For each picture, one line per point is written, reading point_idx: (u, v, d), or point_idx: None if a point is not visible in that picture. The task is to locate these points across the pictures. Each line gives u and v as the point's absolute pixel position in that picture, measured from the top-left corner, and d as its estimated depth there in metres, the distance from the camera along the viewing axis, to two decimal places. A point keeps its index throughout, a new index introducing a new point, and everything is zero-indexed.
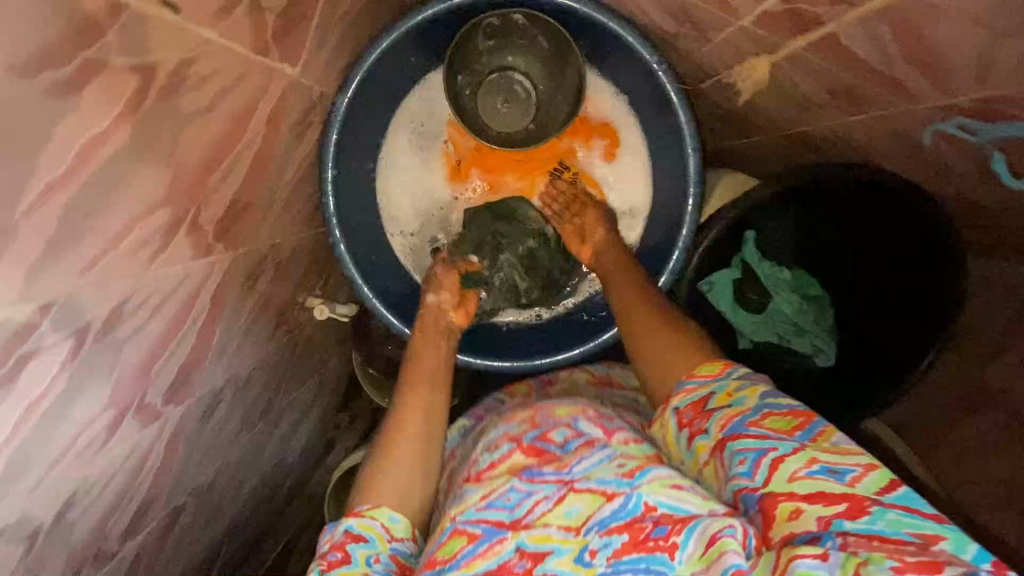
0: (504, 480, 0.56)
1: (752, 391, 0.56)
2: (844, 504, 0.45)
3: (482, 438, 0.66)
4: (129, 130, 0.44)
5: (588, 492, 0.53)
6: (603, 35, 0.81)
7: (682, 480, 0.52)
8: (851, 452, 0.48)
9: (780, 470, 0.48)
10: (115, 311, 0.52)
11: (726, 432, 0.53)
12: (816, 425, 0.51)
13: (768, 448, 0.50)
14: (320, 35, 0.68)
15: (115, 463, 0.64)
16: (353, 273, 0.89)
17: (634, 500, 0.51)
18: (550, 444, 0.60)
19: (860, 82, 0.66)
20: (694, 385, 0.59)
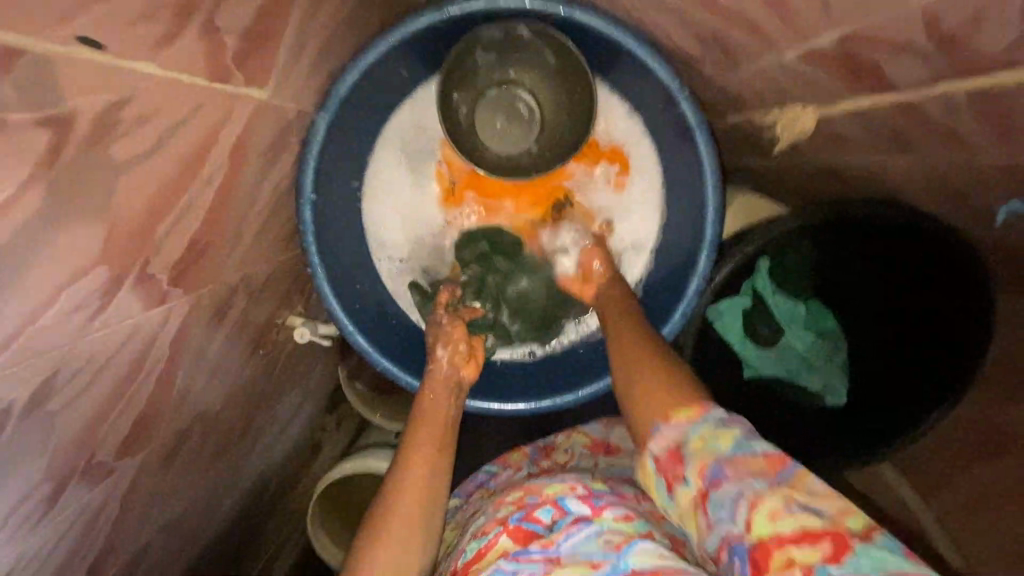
0: (490, 565, 0.50)
1: (724, 432, 0.48)
2: (827, 544, 0.40)
3: (471, 524, 0.59)
4: (44, 193, 0.37)
5: (577, 565, 0.48)
6: (620, 55, 0.72)
7: (666, 552, 0.47)
8: (826, 491, 0.43)
9: (760, 514, 0.42)
10: (43, 386, 0.45)
11: (705, 480, 0.46)
12: (790, 462, 0.45)
13: (745, 489, 0.43)
14: (294, 50, 0.60)
15: (59, 530, 0.58)
16: (334, 309, 0.80)
17: (625, 565, 0.47)
18: (537, 523, 0.53)
19: (909, 128, 0.58)
20: (672, 435, 0.50)
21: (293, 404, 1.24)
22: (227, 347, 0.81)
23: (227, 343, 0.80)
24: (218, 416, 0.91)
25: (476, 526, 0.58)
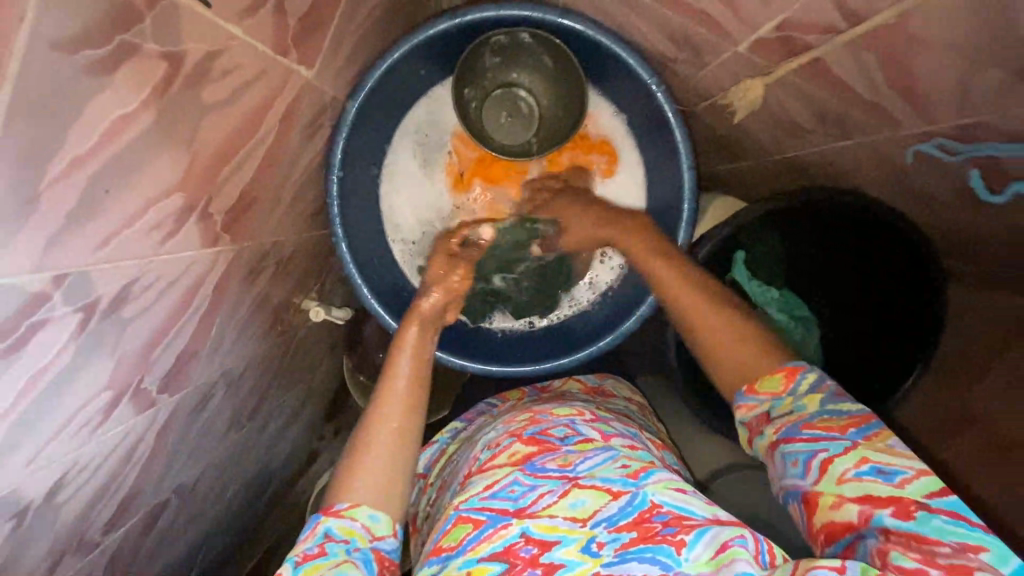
0: (508, 475, 0.59)
1: (812, 397, 0.56)
2: (890, 505, 0.47)
3: (481, 437, 0.69)
4: (155, 113, 0.47)
5: (593, 488, 0.57)
6: (606, 58, 0.84)
7: (684, 486, 0.59)
8: (903, 455, 0.50)
9: (830, 470, 0.50)
10: (123, 290, 0.53)
11: (781, 436, 0.54)
12: (873, 425, 0.52)
13: (819, 449, 0.52)
14: (336, 40, 0.71)
15: (107, 447, 0.64)
16: (355, 277, 0.90)
17: (641, 497, 0.56)
18: (549, 436, 0.63)
19: (847, 107, 0.70)
20: (755, 400, 0.57)
21: (303, 395, 1.29)
22: (255, 312, 0.88)
23: (255, 308, 0.88)
24: (238, 386, 0.97)
25: (488, 438, 0.67)
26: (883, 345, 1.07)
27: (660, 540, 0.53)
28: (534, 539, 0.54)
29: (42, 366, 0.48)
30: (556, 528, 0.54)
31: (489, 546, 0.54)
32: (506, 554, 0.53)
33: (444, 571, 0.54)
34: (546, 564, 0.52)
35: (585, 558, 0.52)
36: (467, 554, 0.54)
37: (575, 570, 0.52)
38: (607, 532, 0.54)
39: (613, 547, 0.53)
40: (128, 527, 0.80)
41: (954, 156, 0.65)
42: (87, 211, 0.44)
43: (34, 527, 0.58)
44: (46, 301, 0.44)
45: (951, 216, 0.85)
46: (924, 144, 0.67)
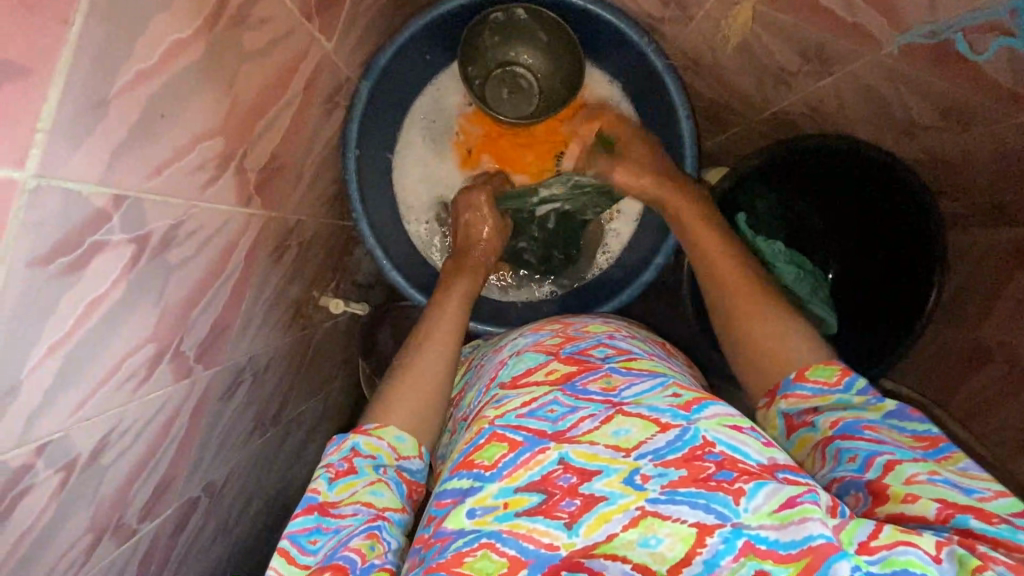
0: (547, 395, 0.57)
1: (879, 407, 0.54)
2: (968, 511, 0.44)
3: (512, 345, 0.72)
4: (205, 46, 0.50)
5: (640, 417, 0.53)
6: (599, 27, 0.90)
7: (741, 424, 0.52)
8: (980, 477, 0.47)
9: (896, 469, 0.48)
10: (170, 230, 0.55)
11: (838, 431, 0.53)
12: (946, 448, 0.50)
13: (884, 451, 0.49)
14: (351, 15, 0.77)
15: (148, 409, 0.63)
16: (377, 254, 0.94)
17: (692, 432, 0.50)
18: (588, 356, 0.63)
19: (827, 36, 0.76)
20: (810, 391, 0.57)
21: (321, 404, 1.26)
22: (278, 297, 0.89)
23: (278, 293, 0.89)
24: (264, 380, 0.96)
25: (519, 346, 0.70)
26: (889, 284, 1.08)
27: (714, 487, 0.47)
28: (573, 467, 0.50)
29: (97, 295, 0.48)
30: (598, 456, 0.50)
31: (526, 473, 0.50)
32: (544, 482, 0.49)
33: (477, 496, 0.50)
34: (585, 495, 0.48)
35: (628, 490, 0.48)
36: (503, 480, 0.50)
37: (617, 504, 0.47)
38: (653, 465, 0.49)
39: (658, 483, 0.48)
40: (160, 519, 0.77)
41: (936, 37, 0.68)
42: (146, 131, 0.47)
43: (79, 488, 0.57)
44: (106, 219, 0.46)
45: (938, 145, 0.90)
46: (905, 35, 0.70)
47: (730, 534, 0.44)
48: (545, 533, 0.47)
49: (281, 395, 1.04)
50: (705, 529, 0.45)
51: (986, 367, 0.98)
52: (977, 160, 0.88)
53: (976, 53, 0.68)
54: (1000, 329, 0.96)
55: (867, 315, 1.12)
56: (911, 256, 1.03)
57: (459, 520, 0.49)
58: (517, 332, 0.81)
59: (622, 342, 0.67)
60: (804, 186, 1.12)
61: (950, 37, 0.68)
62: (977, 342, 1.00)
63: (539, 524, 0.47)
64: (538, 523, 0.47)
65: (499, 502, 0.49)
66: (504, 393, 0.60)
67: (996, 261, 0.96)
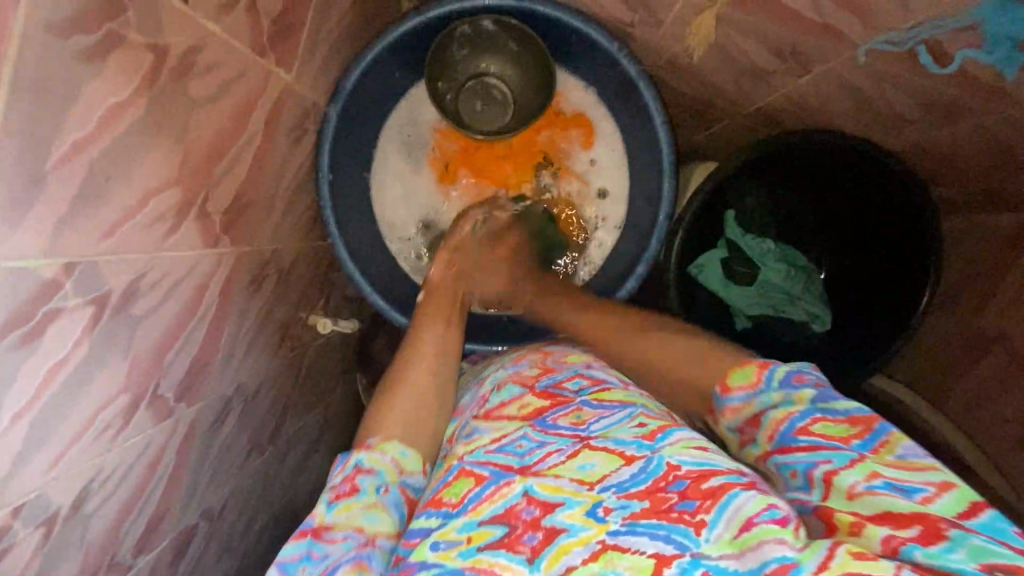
0: (517, 431, 0.57)
1: (800, 396, 0.52)
2: (916, 526, 0.42)
3: (492, 378, 0.72)
4: (147, 103, 0.50)
5: (605, 451, 0.53)
6: (569, 34, 0.88)
7: (705, 445, 0.52)
8: (923, 468, 0.45)
9: (837, 484, 0.46)
10: (131, 285, 0.55)
11: (776, 444, 0.51)
12: (879, 433, 0.48)
13: (822, 460, 0.48)
14: (311, 42, 0.76)
15: (129, 455, 0.64)
16: (357, 277, 0.94)
17: (656, 462, 0.51)
18: (563, 389, 0.62)
19: (800, 37, 0.74)
20: (738, 403, 0.55)
21: (321, 419, 1.25)
22: (263, 324, 0.88)
23: (263, 319, 0.88)
24: (256, 404, 0.95)
25: (498, 378, 0.70)
26: (888, 283, 1.04)
27: (674, 519, 0.46)
28: (537, 500, 0.50)
29: (60, 358, 0.49)
30: (561, 489, 0.50)
31: (490, 507, 0.50)
32: (507, 516, 0.49)
33: (442, 530, 0.50)
34: (547, 528, 0.48)
35: (589, 523, 0.47)
36: (468, 514, 0.50)
37: (578, 536, 0.47)
38: (615, 498, 0.49)
39: (619, 515, 0.47)
40: (157, 552, 0.78)
41: (901, 45, 0.68)
42: (92, 197, 0.47)
43: (64, 537, 0.58)
44: (58, 288, 0.46)
45: (928, 138, 0.87)
46: (873, 41, 0.69)
47: (688, 564, 0.44)
48: (507, 567, 0.46)
49: (277, 412, 1.03)
50: (662, 560, 0.44)
51: (988, 359, 0.94)
52: (965, 151, 0.85)
53: (942, 65, 0.68)
54: (999, 320, 0.93)
55: (862, 309, 1.09)
56: (907, 249, 1.00)
57: (422, 553, 0.49)
58: (501, 360, 0.80)
59: (599, 371, 0.66)
60: (793, 179, 1.09)
61: (915, 45, 0.67)
62: (977, 334, 0.96)
63: (501, 558, 0.47)
64: (500, 557, 0.47)
65: (462, 536, 0.49)
66: (476, 429, 0.60)
67: (990, 255, 0.95)
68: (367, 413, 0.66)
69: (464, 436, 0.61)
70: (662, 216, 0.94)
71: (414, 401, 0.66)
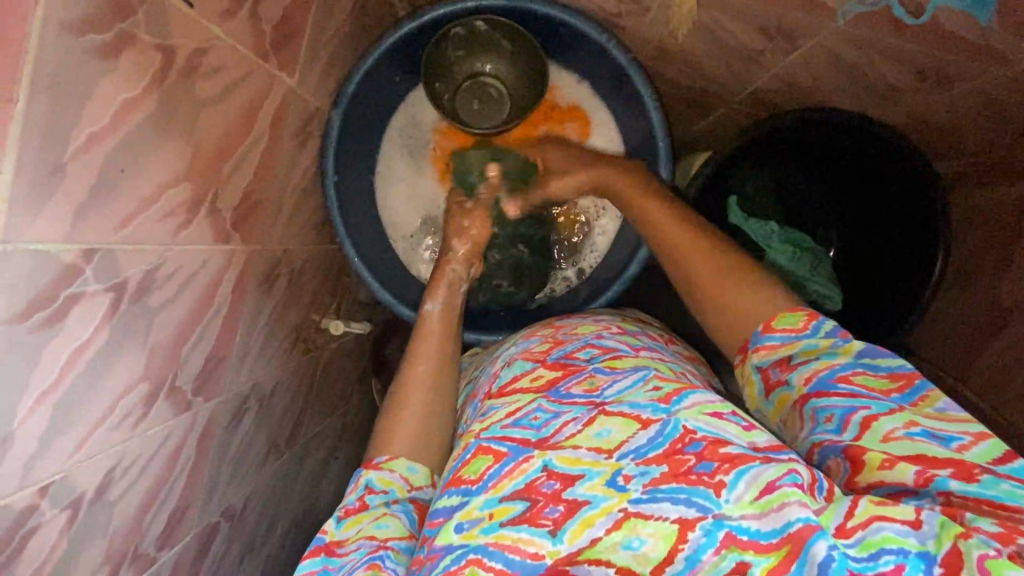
0: (531, 403, 0.57)
1: (846, 349, 0.51)
2: (951, 468, 0.42)
3: (503, 356, 0.73)
4: (157, 100, 0.54)
5: (621, 416, 0.52)
6: (559, 29, 0.92)
7: (721, 409, 0.51)
8: (958, 420, 0.45)
9: (874, 428, 0.45)
10: (148, 275, 0.58)
11: (813, 388, 0.50)
12: (919, 388, 0.48)
13: (860, 406, 0.47)
14: (312, 49, 0.80)
15: (148, 445, 0.66)
16: (365, 276, 0.97)
17: (672, 424, 0.49)
18: (574, 359, 0.62)
19: (782, 11, 0.76)
20: (777, 340, 0.54)
21: (339, 425, 1.27)
22: (275, 323, 0.90)
23: (275, 320, 0.90)
24: (271, 406, 0.96)
25: (510, 354, 0.70)
26: (899, 255, 1.02)
27: (694, 481, 0.45)
28: (556, 474, 0.49)
29: (82, 342, 0.52)
30: (581, 460, 0.49)
31: (511, 483, 0.49)
32: (528, 490, 0.48)
33: (465, 510, 0.49)
34: (569, 501, 0.47)
35: (610, 492, 0.47)
36: (488, 491, 0.49)
37: (600, 507, 0.46)
38: (635, 465, 0.48)
39: (640, 482, 0.46)
40: (179, 546, 0.80)
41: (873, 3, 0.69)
42: (106, 189, 0.50)
43: (89, 523, 0.60)
44: (78, 274, 0.49)
45: (923, 107, 0.87)
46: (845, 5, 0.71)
47: (711, 526, 0.43)
48: (530, 543, 0.46)
49: (294, 415, 1.05)
50: (686, 524, 0.43)
51: (1003, 334, 0.91)
52: (963, 117, 0.84)
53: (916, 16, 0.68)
54: (1012, 292, 0.90)
55: (873, 282, 1.07)
56: (911, 219, 0.98)
57: (448, 537, 0.49)
58: (510, 340, 0.81)
59: (609, 340, 0.65)
60: (791, 161, 1.10)
61: (888, 1, 0.68)
62: (991, 308, 0.94)
63: (524, 534, 0.46)
64: (523, 532, 0.46)
65: (485, 513, 0.48)
66: (490, 406, 0.60)
67: (997, 229, 0.93)
68: (381, 419, 0.69)
69: (481, 414, 0.61)
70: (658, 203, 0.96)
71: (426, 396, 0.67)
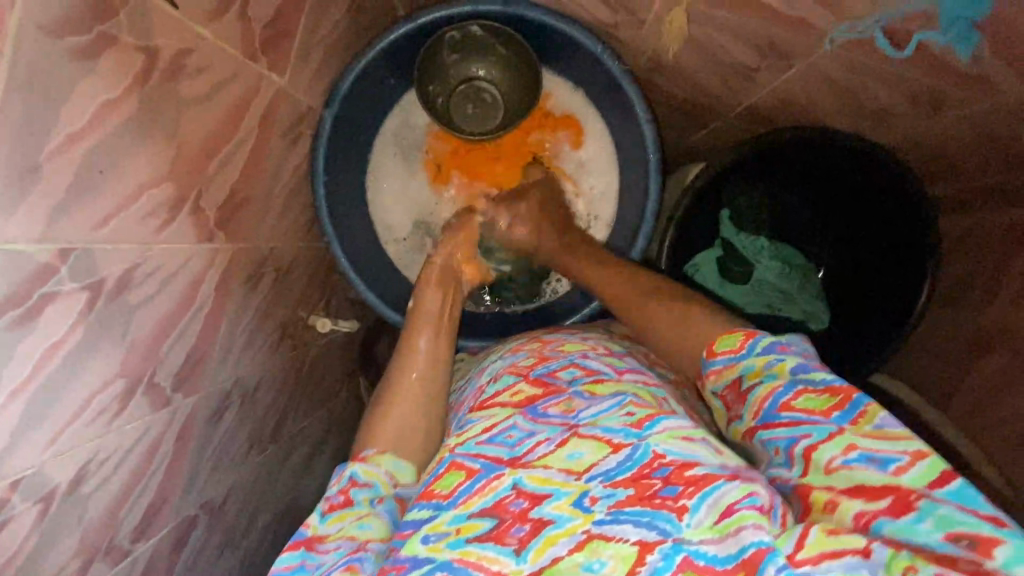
0: (508, 420, 0.56)
1: (782, 367, 0.52)
2: (887, 498, 0.42)
3: (490, 368, 0.72)
4: (139, 102, 0.54)
5: (594, 439, 0.51)
6: (553, 36, 0.91)
7: (692, 434, 0.51)
8: (898, 437, 0.44)
9: (814, 459, 0.46)
10: (127, 274, 0.58)
11: (759, 421, 0.51)
12: (857, 403, 0.47)
13: (801, 435, 0.47)
14: (303, 49, 0.79)
15: (125, 439, 0.67)
16: (351, 276, 0.96)
17: (642, 449, 0.49)
18: (556, 378, 0.61)
19: (778, 31, 0.76)
20: (721, 365, 0.57)
21: (325, 420, 1.27)
22: (261, 319, 0.90)
23: (261, 316, 0.90)
24: (255, 401, 0.96)
25: (496, 368, 0.69)
26: (884, 278, 1.03)
27: (658, 505, 0.46)
28: (524, 492, 0.49)
29: (55, 340, 0.53)
30: (549, 479, 0.49)
31: (479, 501, 0.50)
32: (496, 508, 0.49)
33: (433, 523, 0.50)
34: (534, 519, 0.47)
35: (576, 514, 0.47)
36: (458, 507, 0.50)
37: (564, 527, 0.46)
38: (601, 487, 0.48)
39: (605, 504, 0.47)
40: (155, 539, 0.80)
41: (861, 32, 0.69)
42: (84, 190, 0.50)
43: (60, 516, 0.61)
44: (53, 274, 0.50)
45: (916, 130, 0.87)
46: (836, 32, 0.71)
47: (670, 550, 0.43)
48: (495, 560, 0.46)
49: (278, 410, 1.05)
50: (645, 547, 0.44)
51: (990, 357, 0.90)
52: (955, 142, 0.84)
53: (898, 48, 0.69)
54: (1001, 316, 0.89)
55: (858, 304, 1.08)
56: (901, 245, 0.99)
57: (414, 547, 0.49)
58: (499, 351, 0.81)
59: (594, 359, 0.64)
60: (784, 178, 1.10)
61: (874, 32, 0.69)
62: (979, 331, 0.93)
63: (489, 551, 0.46)
64: (488, 550, 0.46)
65: (452, 528, 0.49)
66: (468, 420, 0.60)
67: (989, 254, 0.93)
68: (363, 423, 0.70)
69: (460, 427, 0.61)
70: (649, 215, 0.96)
71: (403, 406, 0.68)
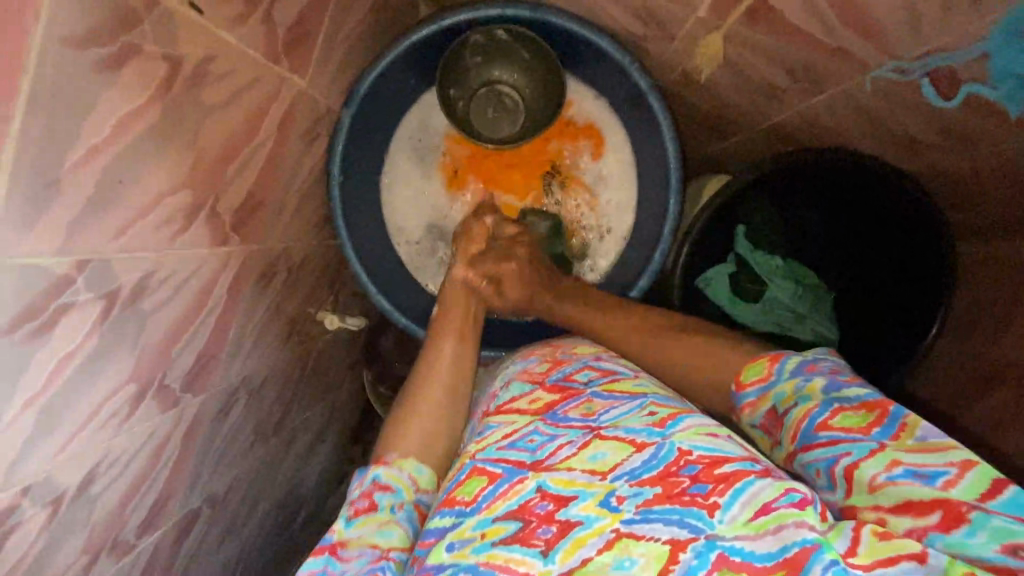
0: (528, 425, 0.55)
1: (812, 387, 0.51)
2: (936, 512, 0.41)
3: (502, 376, 0.71)
4: (160, 110, 0.53)
5: (616, 440, 0.51)
6: (580, 45, 0.89)
7: (717, 431, 0.50)
8: (940, 449, 0.43)
9: (858, 479, 0.44)
10: (142, 281, 0.57)
11: (798, 443, 0.50)
12: (894, 418, 0.46)
13: (841, 454, 0.46)
14: (325, 49, 0.77)
15: (133, 441, 0.67)
16: (361, 278, 0.96)
17: (667, 447, 0.48)
18: (572, 382, 0.60)
19: (814, 56, 0.73)
20: (754, 397, 0.55)
21: (326, 412, 1.28)
22: (270, 317, 0.90)
23: (271, 313, 0.89)
24: (261, 397, 0.96)
25: (510, 375, 0.68)
26: (898, 305, 1.02)
27: (687, 502, 0.44)
28: (550, 495, 0.48)
29: (70, 350, 0.52)
30: (574, 481, 0.48)
31: (504, 503, 0.48)
32: (522, 511, 0.47)
33: (458, 530, 0.49)
34: (561, 521, 0.46)
35: (603, 514, 0.46)
36: (482, 512, 0.49)
37: (593, 527, 0.45)
38: (628, 486, 0.47)
39: (633, 503, 0.46)
40: (159, 533, 0.81)
41: (907, 75, 0.68)
42: (103, 202, 0.49)
43: (68, 517, 0.61)
44: (69, 285, 0.49)
45: (943, 161, 0.85)
46: (880, 70, 0.70)
47: (703, 548, 0.42)
48: (522, 563, 0.45)
49: (282, 404, 1.05)
50: (678, 545, 0.43)
51: (994, 393, 0.87)
52: (985, 176, 0.81)
53: (945, 99, 0.69)
54: (1013, 350, 0.84)
55: (872, 328, 1.06)
56: (919, 273, 0.97)
57: (438, 556, 0.48)
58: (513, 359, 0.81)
59: (607, 362, 0.64)
60: (800, 196, 1.07)
61: (920, 79, 0.68)
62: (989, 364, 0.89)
63: (516, 554, 0.45)
64: (515, 552, 0.45)
65: (477, 533, 0.47)
66: (487, 425, 0.58)
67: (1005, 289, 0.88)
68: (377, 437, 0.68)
69: (477, 435, 0.59)
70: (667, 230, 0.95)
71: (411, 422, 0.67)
